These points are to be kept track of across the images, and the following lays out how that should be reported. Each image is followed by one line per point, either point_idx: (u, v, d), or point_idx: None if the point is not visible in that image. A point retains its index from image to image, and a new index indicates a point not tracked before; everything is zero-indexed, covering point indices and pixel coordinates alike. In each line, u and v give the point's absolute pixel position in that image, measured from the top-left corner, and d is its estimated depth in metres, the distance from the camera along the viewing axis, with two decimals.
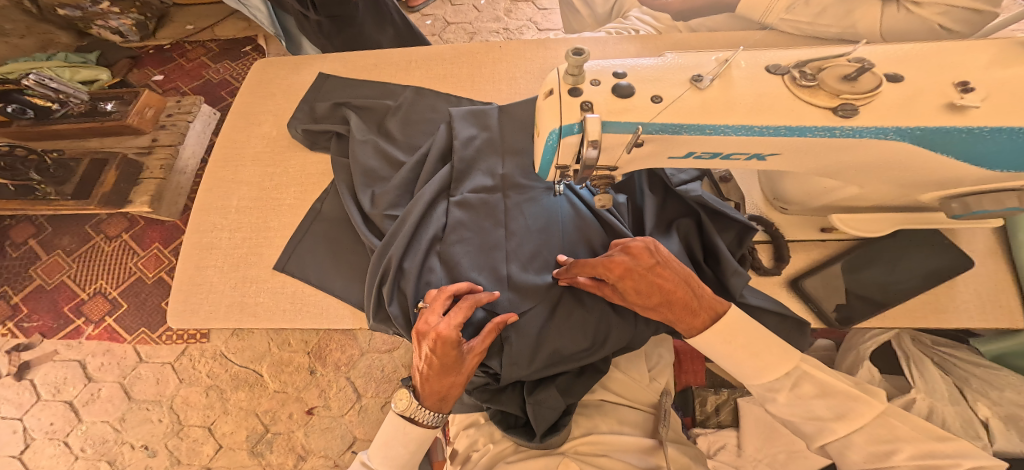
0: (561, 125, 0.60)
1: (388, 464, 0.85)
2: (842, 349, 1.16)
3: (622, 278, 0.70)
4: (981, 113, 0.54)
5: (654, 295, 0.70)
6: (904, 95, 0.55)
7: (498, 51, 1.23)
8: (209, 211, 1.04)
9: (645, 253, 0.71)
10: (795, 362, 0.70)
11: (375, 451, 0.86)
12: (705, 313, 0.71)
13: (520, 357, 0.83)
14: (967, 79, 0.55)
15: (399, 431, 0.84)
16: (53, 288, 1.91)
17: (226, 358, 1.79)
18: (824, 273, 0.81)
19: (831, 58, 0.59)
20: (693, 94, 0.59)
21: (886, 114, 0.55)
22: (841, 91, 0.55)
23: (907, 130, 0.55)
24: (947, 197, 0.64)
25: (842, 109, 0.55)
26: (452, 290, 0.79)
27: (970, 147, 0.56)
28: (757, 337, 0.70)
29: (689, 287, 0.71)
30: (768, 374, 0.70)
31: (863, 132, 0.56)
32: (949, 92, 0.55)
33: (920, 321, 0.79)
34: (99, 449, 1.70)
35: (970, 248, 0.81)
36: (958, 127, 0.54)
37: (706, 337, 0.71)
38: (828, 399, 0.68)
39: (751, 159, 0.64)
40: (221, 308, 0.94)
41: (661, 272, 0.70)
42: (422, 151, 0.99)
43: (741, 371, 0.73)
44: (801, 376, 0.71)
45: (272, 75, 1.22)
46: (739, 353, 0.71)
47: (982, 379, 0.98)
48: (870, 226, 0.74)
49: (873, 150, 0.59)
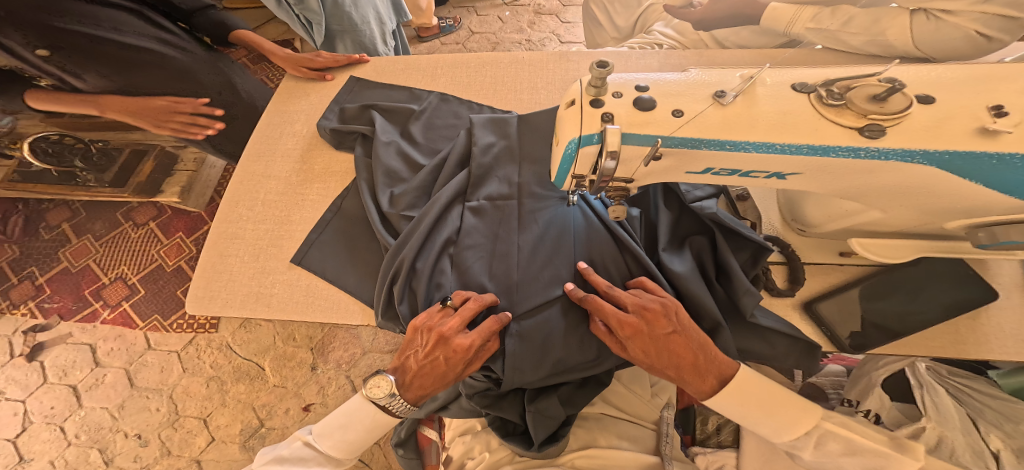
0: (580, 135, 0.59)
1: (340, 448, 0.88)
2: (854, 375, 1.15)
3: (635, 341, 0.75)
4: (1013, 139, 0.52)
5: (665, 359, 0.76)
6: (935, 117, 0.54)
7: (521, 62, 1.25)
8: (236, 202, 1.06)
9: (662, 320, 0.75)
10: (817, 420, 0.77)
11: (328, 433, 0.87)
12: (714, 378, 0.77)
13: (524, 364, 0.83)
14: (1001, 104, 0.53)
15: (363, 418, 0.86)
16: (77, 270, 2.00)
17: (230, 349, 1.85)
18: (837, 298, 0.79)
19: (862, 77, 0.58)
20: (715, 110, 0.58)
21: (913, 135, 0.54)
22: (868, 111, 0.54)
23: (934, 154, 0.54)
24: (974, 225, 0.61)
25: (869, 130, 0.54)
26: (481, 300, 0.81)
27: (1000, 175, 0.54)
28: (772, 397, 0.77)
29: (702, 353, 0.76)
30: (789, 433, 0.77)
31: (888, 154, 0.55)
32: (982, 116, 0.53)
33: (939, 352, 0.77)
34: (94, 436, 1.75)
35: (997, 280, 0.78)
36: (988, 153, 0.52)
37: (721, 399, 0.78)
38: (855, 457, 0.74)
39: (770, 178, 0.63)
40: (237, 297, 0.95)
41: (675, 340, 0.75)
42: (441, 155, 1.01)
43: (766, 428, 0.79)
44: (825, 433, 0.77)
45: (309, 77, 1.26)
46: (756, 413, 0.78)
47: (997, 411, 0.97)
48: (894, 251, 0.70)
49: (896, 174, 0.57)
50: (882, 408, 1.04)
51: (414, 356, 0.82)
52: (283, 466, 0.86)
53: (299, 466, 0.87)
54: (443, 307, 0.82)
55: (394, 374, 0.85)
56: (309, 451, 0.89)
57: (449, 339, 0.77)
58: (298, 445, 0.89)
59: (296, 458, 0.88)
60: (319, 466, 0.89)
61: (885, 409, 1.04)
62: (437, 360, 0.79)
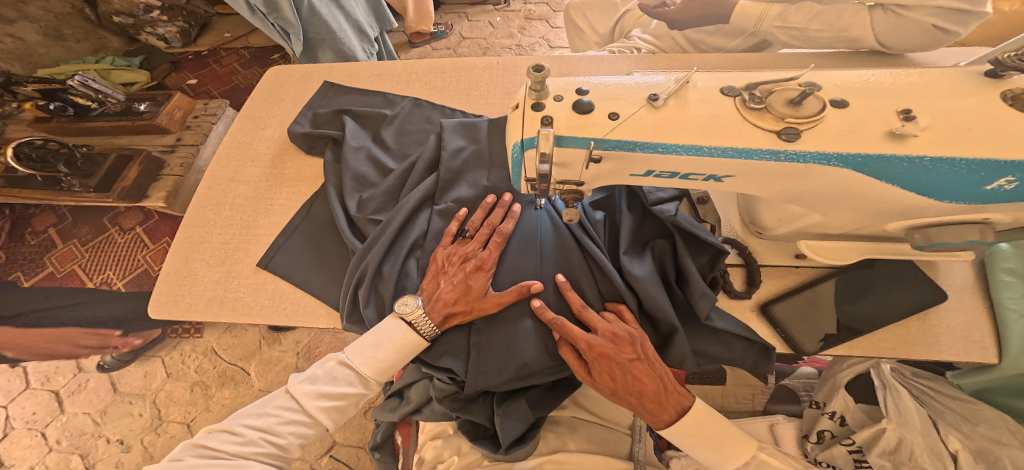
0: (523, 138, 0.61)
1: (371, 366, 0.85)
2: (822, 377, 1.17)
3: (601, 364, 0.78)
4: (920, 142, 0.53)
5: (628, 385, 0.79)
6: (849, 121, 0.55)
7: (495, 67, 1.26)
8: (205, 207, 1.07)
9: (628, 346, 0.79)
10: (753, 452, 0.81)
11: (359, 350, 0.86)
12: (672, 408, 0.81)
13: (485, 367, 0.84)
14: (910, 108, 0.54)
15: (395, 335, 0.84)
16: (63, 276, 2.05)
17: (215, 354, 1.85)
18: (791, 300, 0.80)
19: (782, 81, 0.59)
20: (648, 113, 0.58)
21: (827, 139, 0.55)
22: (786, 115, 0.55)
23: (848, 157, 0.55)
24: (909, 227, 0.63)
25: (786, 133, 0.55)
26: (493, 225, 0.89)
27: (913, 176, 0.55)
28: (719, 430, 0.81)
29: (662, 383, 0.80)
30: (731, 463, 0.80)
31: (806, 156, 0.56)
32: (892, 120, 0.54)
33: (891, 354, 0.77)
34: (75, 441, 1.74)
35: (946, 281, 0.80)
36: (898, 155, 0.53)
37: (674, 430, 0.81)
38: None
39: (707, 180, 0.63)
40: (202, 301, 0.95)
41: (638, 367, 0.79)
42: (411, 159, 1.02)
43: (710, 461, 0.82)
44: (759, 464, 0.81)
45: (285, 82, 1.28)
46: (704, 445, 0.81)
47: (956, 412, 0.96)
48: (837, 254, 0.72)
49: (819, 177, 0.58)
50: (846, 410, 1.05)
51: (440, 293, 0.84)
52: (315, 385, 0.85)
53: (331, 386, 0.86)
54: (457, 239, 0.89)
55: (422, 299, 0.85)
56: (346, 371, 0.87)
57: (471, 258, 0.87)
58: (331, 365, 0.87)
59: (328, 378, 0.86)
60: (350, 387, 0.86)
61: (849, 410, 1.05)
62: (472, 287, 0.84)
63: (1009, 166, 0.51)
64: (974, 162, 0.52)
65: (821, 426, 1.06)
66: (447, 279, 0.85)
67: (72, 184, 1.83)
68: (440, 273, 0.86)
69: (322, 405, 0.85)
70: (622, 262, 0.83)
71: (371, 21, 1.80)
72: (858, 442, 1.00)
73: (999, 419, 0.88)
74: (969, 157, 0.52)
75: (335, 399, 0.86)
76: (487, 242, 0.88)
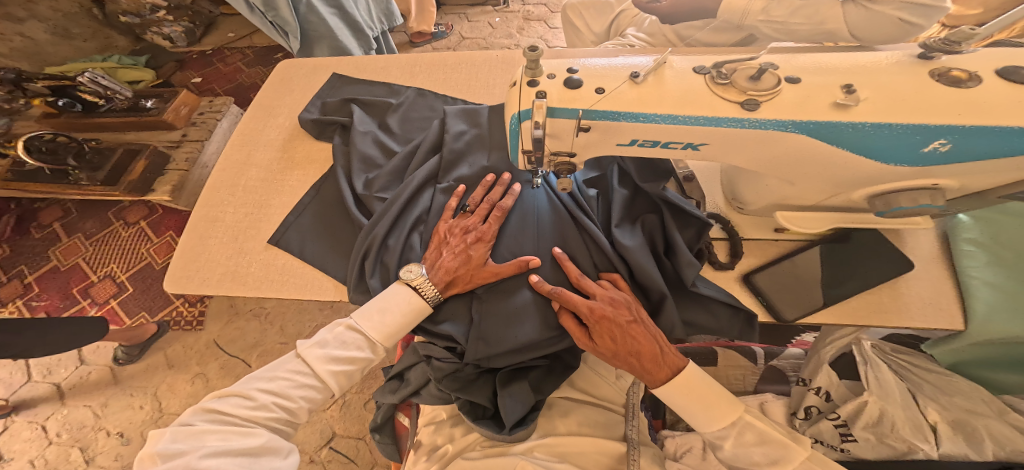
0: (519, 110, 0.67)
1: (379, 330, 0.90)
2: (809, 353, 1.20)
3: (602, 325, 0.83)
4: (861, 111, 0.59)
5: (628, 346, 0.84)
6: (801, 94, 0.61)
7: (494, 60, 1.33)
8: (218, 188, 1.12)
9: (625, 309, 0.85)
10: (740, 412, 0.86)
11: (367, 315, 0.91)
12: (667, 368, 0.87)
13: (484, 334, 0.90)
14: (850, 84, 0.60)
15: (402, 300, 0.89)
16: (67, 270, 2.11)
17: (218, 347, 1.92)
18: (770, 271, 0.86)
19: (745, 60, 0.65)
20: (630, 88, 0.65)
21: (784, 109, 0.61)
22: (747, 88, 0.61)
23: (802, 124, 0.61)
24: (872, 195, 0.69)
25: (747, 103, 0.62)
26: (492, 201, 0.95)
27: (861, 141, 0.61)
28: (710, 391, 0.87)
29: (658, 344, 0.86)
30: (718, 424, 0.86)
31: (767, 124, 0.62)
32: (835, 93, 0.60)
33: (865, 321, 0.83)
34: (75, 434, 1.79)
35: (915, 253, 0.86)
36: (844, 123, 0.60)
37: (670, 389, 0.87)
38: (765, 446, 0.84)
39: (685, 149, 0.69)
40: (214, 276, 1.00)
41: (636, 328, 0.84)
42: (415, 143, 1.08)
43: (699, 421, 0.87)
44: (744, 426, 0.86)
45: (295, 74, 1.34)
46: (697, 406, 0.87)
47: (934, 385, 1.02)
48: (809, 224, 0.78)
49: (784, 144, 0.65)
50: (830, 385, 1.08)
51: (443, 263, 0.90)
52: (326, 350, 0.91)
53: (342, 350, 0.91)
54: (460, 214, 0.96)
55: (426, 268, 0.91)
56: (355, 335, 0.92)
57: (472, 232, 0.93)
58: (341, 330, 0.92)
59: (338, 342, 0.92)
60: (359, 351, 0.92)
61: (834, 386, 1.08)
62: (472, 257, 0.90)
63: (942, 129, 0.58)
64: (910, 126, 0.58)
65: (808, 402, 1.10)
66: (450, 250, 0.91)
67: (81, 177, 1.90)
68: (444, 245, 0.92)
69: (333, 368, 0.90)
70: (614, 234, 0.89)
71: (370, 21, 1.83)
72: (842, 416, 1.04)
73: (974, 390, 0.96)
74: (905, 122, 0.58)
75: (345, 363, 0.91)
76: (487, 217, 0.95)
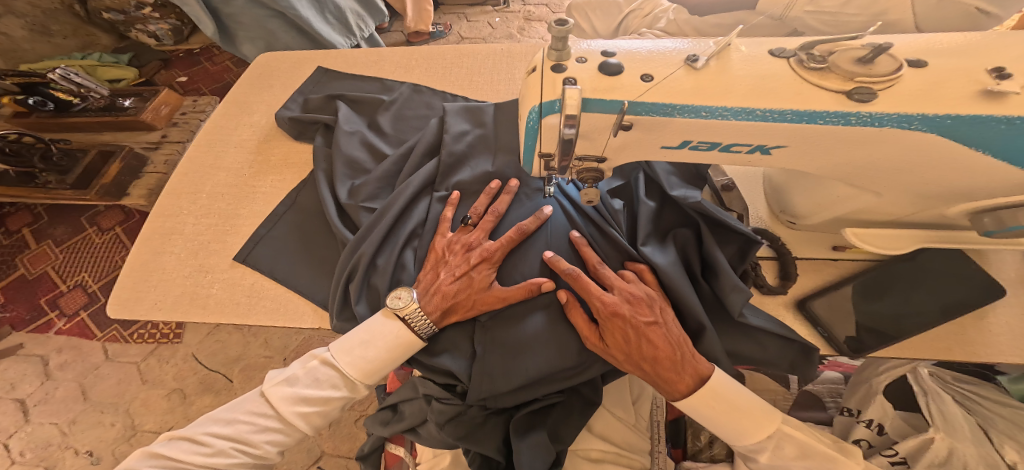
0: (540, 103, 0.54)
1: (359, 367, 0.77)
2: (852, 382, 1.09)
3: (613, 323, 0.70)
4: (1020, 100, 0.48)
5: (644, 349, 0.69)
6: (929, 80, 0.50)
7: (499, 54, 1.19)
8: (179, 195, 0.98)
9: (645, 307, 0.72)
10: (777, 424, 0.71)
11: (347, 349, 0.77)
12: (689, 376, 0.70)
13: (492, 369, 0.75)
14: (1002, 66, 0.49)
15: (388, 333, 0.76)
16: (35, 277, 1.95)
17: (196, 360, 1.76)
18: (832, 296, 0.73)
19: (844, 41, 0.54)
20: (686, 74, 0.53)
21: (907, 98, 0.49)
22: (856, 72, 0.50)
23: (934, 118, 0.49)
24: (977, 211, 0.58)
25: (858, 93, 0.50)
26: (497, 212, 0.82)
27: (1006, 140, 0.50)
28: (741, 401, 0.71)
29: (681, 350, 0.70)
30: (751, 437, 0.71)
31: (882, 119, 0.50)
32: (983, 78, 0.49)
33: (945, 355, 0.70)
34: (40, 454, 1.63)
35: (1000, 275, 0.74)
36: (996, 116, 0.48)
37: (692, 402, 0.70)
38: (807, 461, 0.70)
39: (753, 153, 0.57)
40: (170, 298, 0.85)
41: (655, 330, 0.70)
42: (409, 144, 0.94)
43: (726, 433, 0.73)
44: (782, 437, 0.71)
45: (275, 67, 1.20)
46: (724, 418, 0.71)
47: (1008, 420, 0.91)
48: (886, 243, 0.65)
49: (892, 144, 0.53)
50: (885, 417, 0.98)
51: (441, 285, 0.77)
52: (295, 389, 0.76)
53: (313, 389, 0.77)
54: (462, 227, 0.82)
55: (418, 293, 0.77)
56: (330, 371, 0.78)
57: (476, 248, 0.79)
58: (313, 365, 0.78)
59: (310, 380, 0.77)
60: (334, 390, 0.78)
61: (888, 418, 0.98)
62: (474, 279, 0.76)
63: None
64: None
65: (858, 435, 1.00)
66: (449, 270, 0.77)
67: (49, 181, 1.80)
68: (443, 264, 0.79)
69: (301, 410, 0.76)
70: (641, 251, 0.76)
71: (318, 9, 1.61)
72: (900, 454, 0.93)
73: None
74: None
75: (316, 404, 0.77)
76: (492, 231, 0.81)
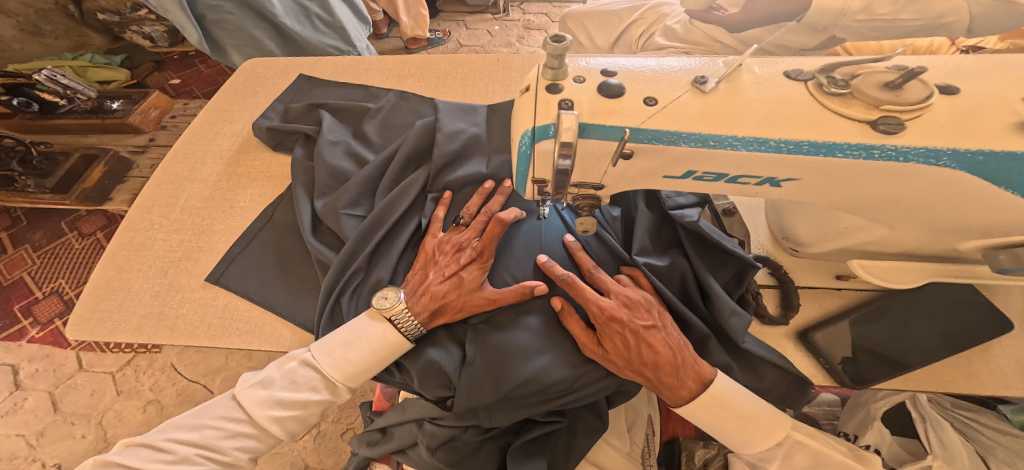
0: (533, 127, 0.51)
1: (340, 368, 0.71)
2: (849, 406, 1.03)
3: (610, 328, 0.66)
4: None
5: (642, 354, 0.65)
6: (960, 109, 0.47)
7: (492, 63, 1.16)
8: (151, 208, 0.93)
9: (642, 311, 0.68)
10: (787, 431, 0.66)
11: (329, 349, 0.71)
12: (692, 381, 0.65)
13: (480, 380, 0.69)
14: None
15: (373, 333, 0.71)
16: (10, 283, 1.87)
17: (175, 371, 1.69)
18: (835, 328, 0.69)
19: (869, 61, 0.51)
20: (694, 97, 0.49)
21: (938, 127, 0.47)
22: (882, 100, 0.47)
23: (965, 154, 0.46)
24: (992, 247, 0.55)
25: (883, 123, 0.47)
26: (491, 213, 0.78)
27: None
28: (749, 408, 0.65)
29: (681, 354, 0.66)
30: (760, 444, 0.66)
31: (908, 153, 0.47)
32: (1018, 107, 0.47)
33: (950, 387, 0.67)
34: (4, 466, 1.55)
35: (1007, 305, 0.71)
36: None
37: (694, 409, 0.65)
38: None
39: (762, 185, 0.54)
40: (134, 319, 0.80)
41: (653, 334, 0.66)
42: (390, 150, 0.90)
43: (733, 442, 0.67)
44: (792, 446, 0.66)
45: (261, 74, 1.15)
46: (729, 427, 0.66)
47: (1009, 449, 0.87)
48: (900, 276, 0.61)
49: (918, 179, 0.49)
50: (881, 443, 0.91)
51: (430, 284, 0.73)
52: (270, 392, 0.70)
53: (289, 392, 0.71)
54: (454, 227, 0.78)
55: (405, 293, 0.73)
56: (310, 373, 0.72)
57: (467, 246, 0.75)
58: (292, 367, 0.72)
59: (287, 383, 0.71)
60: (313, 393, 0.72)
61: (885, 444, 0.92)
62: (463, 279, 0.72)
63: None
64: None
65: None
66: (438, 270, 0.74)
67: (27, 184, 1.74)
68: (433, 265, 0.75)
69: (276, 414, 0.70)
70: (637, 263, 0.73)
71: (309, 15, 1.56)
72: None
73: None
74: None
75: (293, 408, 0.71)
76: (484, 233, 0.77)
